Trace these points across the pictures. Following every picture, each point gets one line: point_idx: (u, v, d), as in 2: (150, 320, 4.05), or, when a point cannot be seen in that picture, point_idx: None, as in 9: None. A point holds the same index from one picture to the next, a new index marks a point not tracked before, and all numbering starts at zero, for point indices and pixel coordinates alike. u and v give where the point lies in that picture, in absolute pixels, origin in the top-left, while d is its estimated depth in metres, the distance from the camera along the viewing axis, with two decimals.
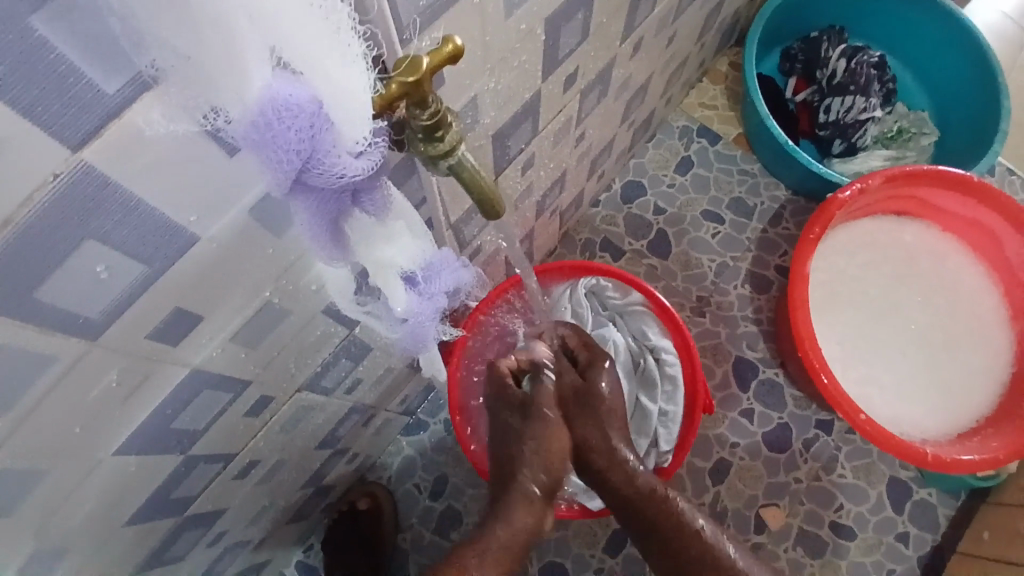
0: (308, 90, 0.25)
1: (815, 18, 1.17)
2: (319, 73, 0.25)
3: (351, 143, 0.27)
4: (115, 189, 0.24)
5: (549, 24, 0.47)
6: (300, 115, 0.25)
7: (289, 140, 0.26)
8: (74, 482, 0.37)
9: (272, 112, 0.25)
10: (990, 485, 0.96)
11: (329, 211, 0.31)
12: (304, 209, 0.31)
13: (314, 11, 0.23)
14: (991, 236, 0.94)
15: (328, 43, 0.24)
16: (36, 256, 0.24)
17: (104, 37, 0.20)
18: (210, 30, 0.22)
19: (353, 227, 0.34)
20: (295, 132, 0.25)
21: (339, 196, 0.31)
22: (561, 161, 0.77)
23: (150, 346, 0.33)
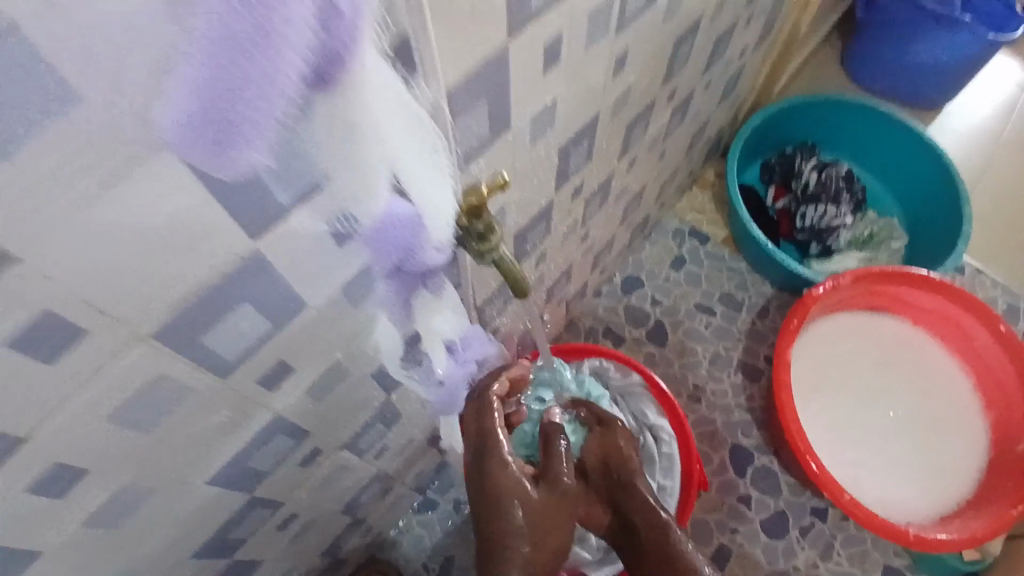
0: (416, 211, 0.35)
1: (790, 134, 1.34)
2: (422, 202, 0.35)
3: (433, 244, 0.38)
4: (268, 268, 0.35)
5: (561, 150, 0.60)
6: (407, 223, 0.35)
7: (398, 237, 0.35)
8: (171, 509, 0.44)
9: (388, 225, 0.34)
10: (977, 568, 1.00)
11: (404, 289, 0.42)
12: (387, 286, 0.41)
13: (425, 159, 0.34)
14: (959, 329, 1.04)
15: (429, 184, 0.35)
16: (211, 314, 0.33)
17: (292, 175, 0.30)
18: (361, 173, 0.29)
19: (416, 303, 0.44)
20: (402, 233, 0.35)
21: (414, 279, 0.41)
22: (568, 256, 0.89)
23: (252, 390, 0.42)
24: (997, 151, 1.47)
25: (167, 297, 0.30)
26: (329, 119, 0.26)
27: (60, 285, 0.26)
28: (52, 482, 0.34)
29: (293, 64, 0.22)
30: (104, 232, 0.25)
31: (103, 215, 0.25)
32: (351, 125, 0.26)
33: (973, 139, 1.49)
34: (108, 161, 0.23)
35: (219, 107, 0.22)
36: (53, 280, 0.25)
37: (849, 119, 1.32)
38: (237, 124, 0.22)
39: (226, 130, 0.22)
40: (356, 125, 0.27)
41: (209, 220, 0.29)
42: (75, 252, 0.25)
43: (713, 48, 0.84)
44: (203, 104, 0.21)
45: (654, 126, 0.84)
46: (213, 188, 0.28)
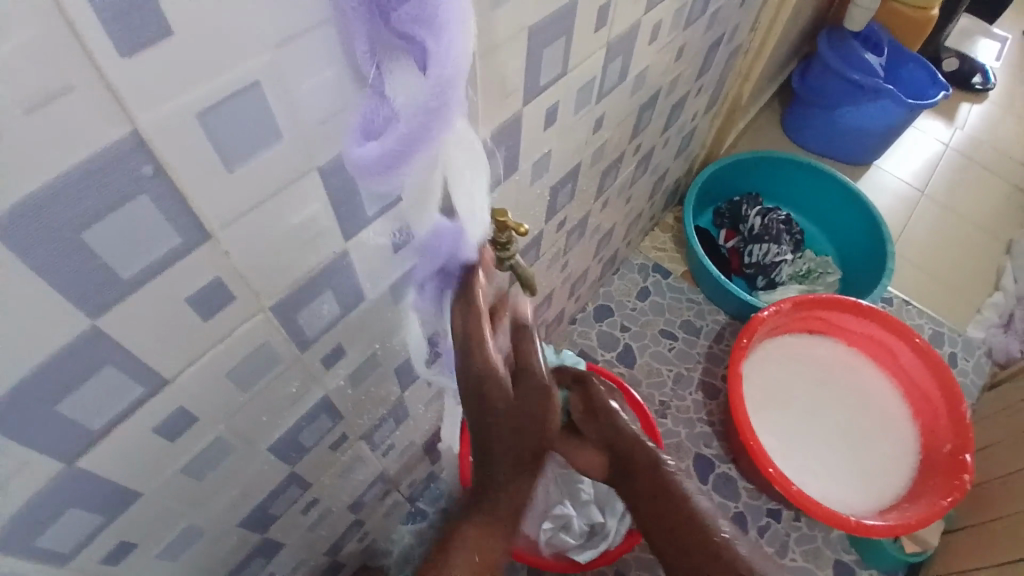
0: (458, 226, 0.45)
1: (737, 184, 1.53)
2: (466, 220, 0.44)
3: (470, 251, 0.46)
4: (351, 266, 0.47)
5: (552, 189, 0.74)
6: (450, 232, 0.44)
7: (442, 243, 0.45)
8: (239, 469, 0.53)
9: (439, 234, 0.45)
10: (922, 559, 1.12)
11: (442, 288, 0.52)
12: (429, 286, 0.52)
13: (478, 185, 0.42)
14: (884, 347, 1.21)
15: (475, 204, 0.43)
16: (308, 295, 0.44)
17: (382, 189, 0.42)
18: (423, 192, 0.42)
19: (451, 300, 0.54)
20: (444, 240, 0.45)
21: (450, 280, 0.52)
22: (550, 282, 1.02)
23: (317, 366, 0.52)
24: (917, 202, 1.70)
25: (287, 278, 0.41)
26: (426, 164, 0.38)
27: (232, 262, 0.37)
28: (177, 425, 0.42)
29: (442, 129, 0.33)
30: (266, 226, 0.37)
31: (269, 215, 0.37)
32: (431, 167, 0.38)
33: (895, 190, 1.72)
34: (281, 178, 0.35)
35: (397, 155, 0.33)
36: (231, 258, 0.37)
37: (788, 172, 1.52)
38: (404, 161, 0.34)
39: (398, 164, 0.34)
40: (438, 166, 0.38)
41: (323, 222, 0.41)
42: (247, 238, 0.36)
43: (672, 111, 1.00)
44: (389, 152, 0.33)
45: (624, 174, 0.99)
46: (332, 198, 0.40)
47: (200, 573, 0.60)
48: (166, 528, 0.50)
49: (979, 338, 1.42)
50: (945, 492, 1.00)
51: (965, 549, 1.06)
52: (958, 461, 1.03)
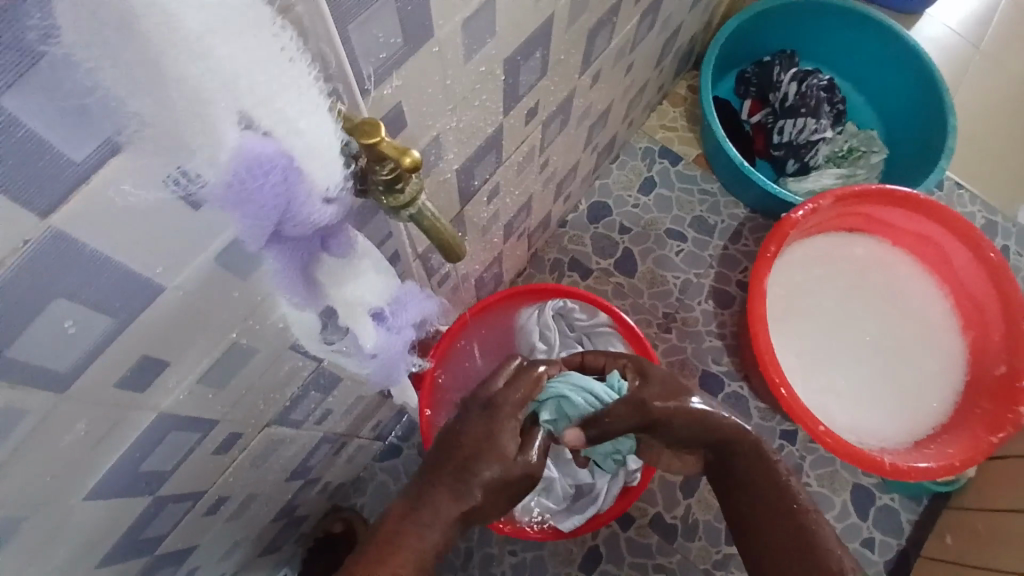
0: (277, 146, 0.27)
1: (766, 42, 1.21)
2: (282, 131, 0.27)
3: (320, 189, 0.30)
4: (88, 253, 0.25)
5: (508, 64, 0.49)
6: (273, 168, 0.27)
7: (267, 195, 0.28)
8: (41, 531, 0.37)
9: (248, 169, 0.26)
10: (951, 488, 1.01)
11: (298, 258, 0.34)
12: (275, 258, 0.33)
13: (274, 67, 0.25)
14: (937, 248, 0.99)
15: (287, 104, 0.26)
16: (7, 319, 0.24)
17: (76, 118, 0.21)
18: (179, 101, 0.22)
19: (323, 272, 0.36)
20: (271, 186, 0.27)
21: (308, 243, 0.33)
22: (526, 187, 0.79)
23: (116, 394, 0.33)
24: (984, 53, 1.37)
25: None
26: (90, 20, 0.19)
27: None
28: None
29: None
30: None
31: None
32: (126, 24, 0.20)
33: (962, 37, 1.39)
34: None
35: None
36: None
37: (830, 25, 1.20)
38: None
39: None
40: (137, 23, 0.20)
41: None
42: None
43: None
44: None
45: (621, 33, 0.71)
46: None
47: None
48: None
49: None
50: (991, 424, 0.86)
51: (1005, 479, 0.93)
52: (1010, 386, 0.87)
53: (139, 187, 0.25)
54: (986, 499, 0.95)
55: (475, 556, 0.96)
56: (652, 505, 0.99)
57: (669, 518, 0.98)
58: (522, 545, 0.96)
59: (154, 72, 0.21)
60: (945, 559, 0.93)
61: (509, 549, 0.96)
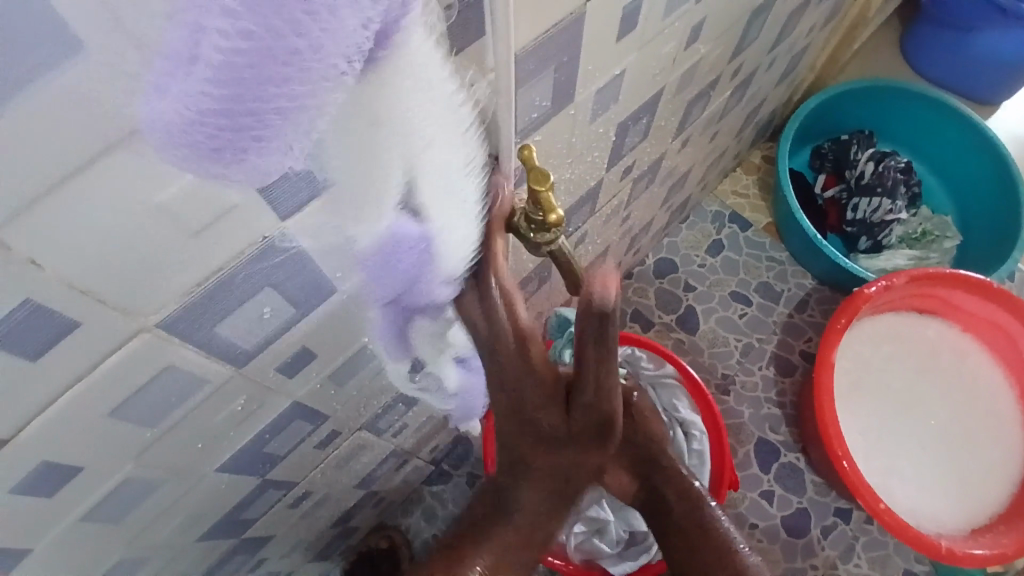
0: (422, 230, 0.28)
1: (846, 121, 1.24)
2: (438, 225, 0.28)
3: (447, 274, 0.30)
4: (299, 254, 0.30)
5: (620, 126, 0.54)
6: (413, 248, 0.28)
7: (400, 264, 0.29)
8: (176, 496, 0.40)
9: (390, 243, 0.28)
10: None
11: (400, 320, 0.35)
12: (382, 317, 0.35)
13: (457, 166, 0.27)
14: (1010, 339, 0.97)
15: (457, 202, 0.28)
16: (230, 299, 0.29)
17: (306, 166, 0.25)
18: (373, 179, 0.25)
19: (415, 332, 0.36)
20: (404, 259, 0.29)
21: (414, 309, 0.33)
22: (607, 237, 0.83)
23: (273, 378, 0.38)
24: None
25: (180, 278, 0.26)
26: (351, 115, 0.22)
27: (61, 268, 0.22)
28: (47, 478, 0.30)
29: (342, 55, 0.18)
30: (99, 215, 0.22)
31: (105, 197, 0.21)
32: (372, 125, 0.23)
33: None
34: (101, 134, 0.20)
35: (250, 105, 0.18)
36: (43, 268, 0.22)
37: (911, 109, 1.21)
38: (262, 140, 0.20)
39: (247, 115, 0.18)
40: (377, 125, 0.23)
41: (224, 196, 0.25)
42: (66, 231, 0.21)
43: (787, 20, 0.75)
44: (226, 94, 0.18)
45: (714, 104, 0.76)
46: None
47: None
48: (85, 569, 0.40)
49: None
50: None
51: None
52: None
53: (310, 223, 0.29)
54: None
55: None
56: None
57: None
58: None
59: (366, 156, 0.24)
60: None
61: None
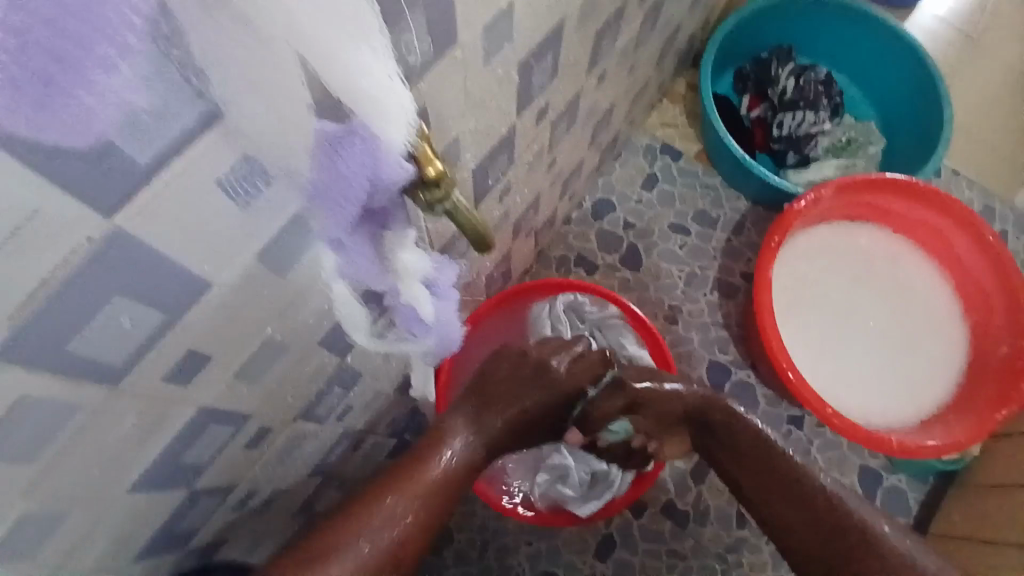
0: (355, 123, 0.27)
1: (764, 38, 1.22)
2: (370, 118, 0.27)
3: (398, 150, 0.29)
4: (143, 249, 0.26)
5: (521, 67, 0.50)
6: (352, 141, 0.28)
7: (353, 165, 0.29)
8: (86, 526, 0.37)
9: (332, 142, 0.28)
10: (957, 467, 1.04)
11: (370, 236, 0.35)
12: (354, 240, 0.35)
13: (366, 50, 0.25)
14: (940, 238, 1.00)
15: (383, 88, 0.27)
16: (72, 314, 0.25)
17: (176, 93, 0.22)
18: (277, 88, 0.25)
19: (388, 245, 0.37)
20: (355, 160, 0.29)
21: (379, 216, 0.34)
22: (535, 185, 0.80)
23: (166, 388, 0.35)
24: (978, 40, 1.38)
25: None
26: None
27: None
28: None
29: None
30: None
31: None
32: (249, 26, 0.22)
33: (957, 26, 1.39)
34: None
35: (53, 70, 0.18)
36: None
37: (825, 20, 1.21)
38: (67, 103, 0.19)
39: (80, 13, 0.17)
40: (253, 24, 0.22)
41: (22, 198, 0.20)
42: None
43: None
44: (23, 73, 0.17)
45: (627, 32, 0.73)
46: (21, 148, 0.19)
47: None
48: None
49: None
50: (994, 404, 0.88)
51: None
52: (1014, 364, 0.89)
53: (215, 181, 0.27)
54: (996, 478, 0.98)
55: (491, 548, 1.03)
56: (664, 492, 1.05)
57: (681, 505, 1.05)
58: (538, 536, 1.03)
59: (259, 67, 0.24)
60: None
61: (524, 539, 1.03)
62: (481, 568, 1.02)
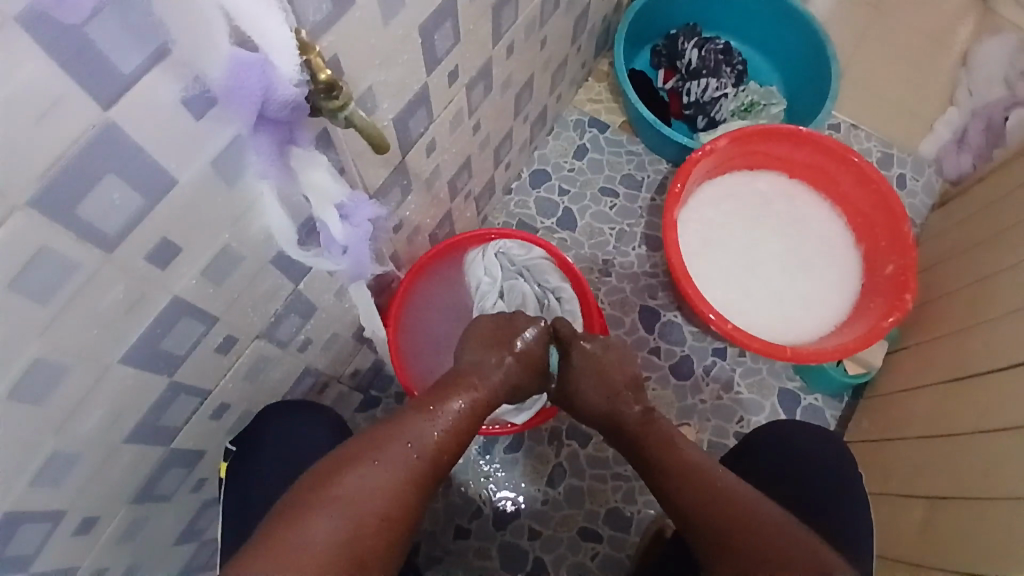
0: (258, 55, 0.40)
1: (673, 17, 1.37)
2: (267, 46, 0.40)
3: (290, 77, 0.42)
4: (126, 140, 0.38)
5: (421, 31, 0.63)
6: (254, 65, 0.40)
7: (251, 80, 0.41)
8: (88, 386, 0.48)
9: (237, 68, 0.40)
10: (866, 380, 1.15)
11: (274, 147, 0.48)
12: (259, 146, 0.47)
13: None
14: (826, 175, 1.15)
15: (271, 18, 0.39)
16: (80, 183, 0.37)
17: (144, 33, 0.34)
18: (197, 24, 0.36)
19: (296, 158, 0.51)
20: (254, 77, 0.41)
21: (282, 130, 0.47)
22: (461, 147, 0.93)
23: (146, 269, 0.46)
24: (877, 4, 1.52)
25: (33, 161, 0.34)
26: None
27: None
28: None
29: None
30: None
31: None
32: None
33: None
34: None
35: None
36: None
37: None
38: None
39: None
40: None
41: (52, 86, 0.32)
42: None
43: None
44: None
45: (526, 9, 0.86)
46: (54, 54, 0.31)
47: (103, 491, 0.59)
48: (18, 461, 0.47)
49: (932, 157, 1.36)
50: (885, 311, 1.01)
51: (915, 364, 1.07)
52: (901, 277, 1.03)
53: (176, 104, 0.39)
54: (893, 384, 1.10)
55: (453, 485, 1.15)
56: None
57: None
58: (498, 467, 1.16)
59: (184, 5, 0.35)
60: (894, 489, 0.99)
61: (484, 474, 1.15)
62: (445, 503, 1.14)
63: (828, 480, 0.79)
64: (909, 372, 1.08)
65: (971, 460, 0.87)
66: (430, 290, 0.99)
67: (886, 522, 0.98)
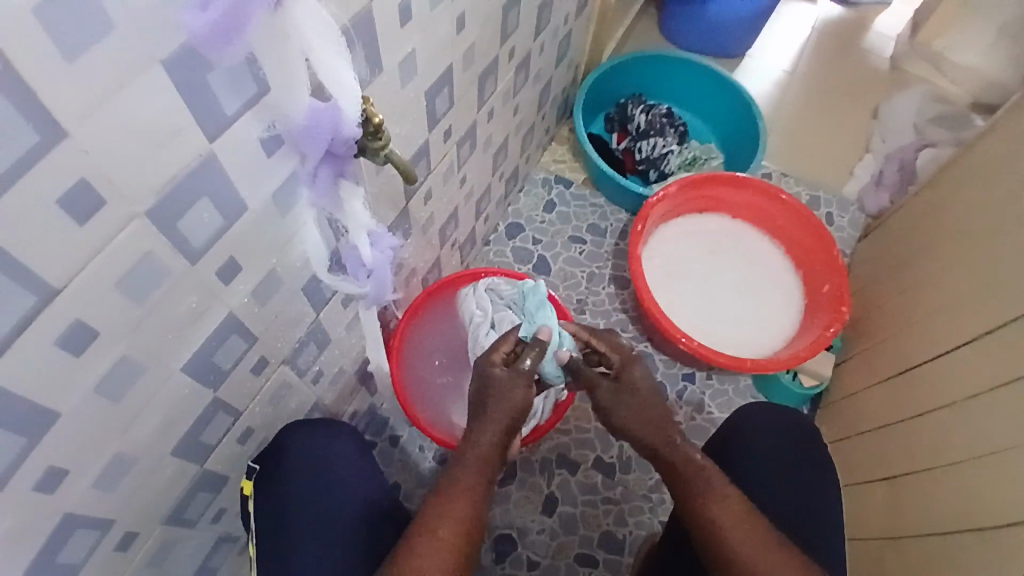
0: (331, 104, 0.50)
1: (621, 89, 1.57)
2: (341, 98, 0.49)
3: (352, 121, 0.51)
4: (220, 166, 0.47)
5: (427, 93, 0.76)
6: (326, 111, 0.50)
7: (321, 122, 0.51)
8: (154, 390, 0.54)
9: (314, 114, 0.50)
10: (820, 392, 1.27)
11: (328, 180, 0.58)
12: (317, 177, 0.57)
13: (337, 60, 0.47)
14: (764, 214, 1.32)
15: (347, 75, 0.49)
16: (183, 201, 0.46)
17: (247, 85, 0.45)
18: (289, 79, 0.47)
19: (343, 190, 0.60)
20: (325, 121, 0.51)
21: (338, 164, 0.57)
22: (451, 197, 1.05)
23: (214, 283, 0.54)
24: (790, 76, 1.78)
25: (156, 179, 0.43)
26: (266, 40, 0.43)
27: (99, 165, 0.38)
28: (76, 339, 0.44)
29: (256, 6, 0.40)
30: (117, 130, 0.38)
31: (121, 116, 0.38)
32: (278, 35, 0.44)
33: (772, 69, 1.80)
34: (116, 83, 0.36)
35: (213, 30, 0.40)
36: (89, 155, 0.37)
37: (666, 71, 1.57)
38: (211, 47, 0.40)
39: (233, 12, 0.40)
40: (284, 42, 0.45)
41: (180, 120, 0.42)
42: (103, 138, 0.38)
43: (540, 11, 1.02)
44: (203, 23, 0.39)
45: (504, 80, 1.01)
46: (185, 95, 0.41)
47: (144, 506, 0.62)
48: (89, 460, 0.52)
49: (854, 198, 1.56)
50: (828, 324, 1.15)
51: (861, 372, 1.21)
52: (838, 295, 1.18)
53: (257, 141, 0.49)
54: (843, 392, 1.23)
55: None
56: (592, 450, 1.25)
57: (607, 458, 1.25)
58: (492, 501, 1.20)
59: (282, 64, 0.46)
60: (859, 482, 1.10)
61: None
62: None
63: (797, 466, 0.88)
64: (857, 379, 1.21)
65: (920, 446, 0.98)
66: (424, 327, 1.08)
67: (858, 515, 1.08)
